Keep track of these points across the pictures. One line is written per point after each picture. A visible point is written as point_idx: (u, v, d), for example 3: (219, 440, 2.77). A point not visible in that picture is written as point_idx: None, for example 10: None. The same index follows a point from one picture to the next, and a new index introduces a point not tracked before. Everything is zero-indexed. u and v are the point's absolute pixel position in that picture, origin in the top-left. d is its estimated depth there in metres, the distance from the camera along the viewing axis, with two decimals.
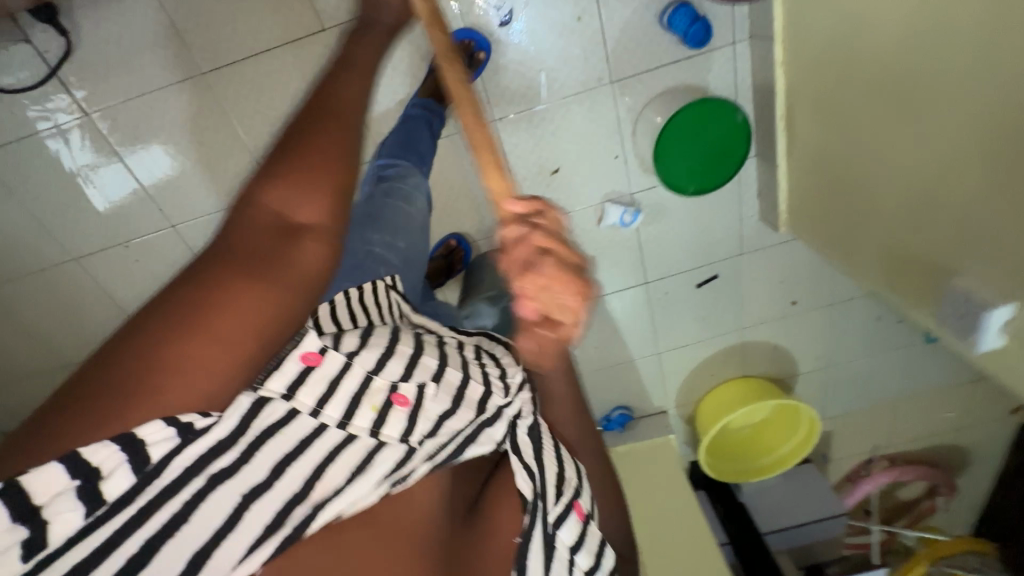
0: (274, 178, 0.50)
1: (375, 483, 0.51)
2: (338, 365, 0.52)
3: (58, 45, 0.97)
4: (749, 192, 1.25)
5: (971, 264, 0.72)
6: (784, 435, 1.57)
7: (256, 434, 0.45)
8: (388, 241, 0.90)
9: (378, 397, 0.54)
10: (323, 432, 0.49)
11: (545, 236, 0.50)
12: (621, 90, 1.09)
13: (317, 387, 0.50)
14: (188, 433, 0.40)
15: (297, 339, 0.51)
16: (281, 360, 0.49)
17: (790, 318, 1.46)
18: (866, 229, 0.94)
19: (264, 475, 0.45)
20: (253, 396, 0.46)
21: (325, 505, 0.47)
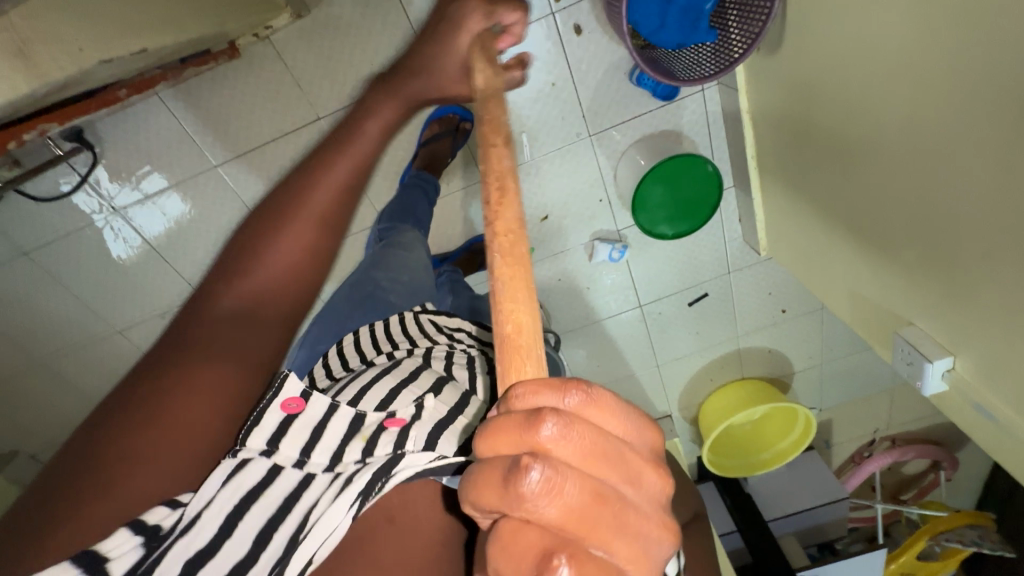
0: (234, 267, 0.52)
1: (345, 508, 0.43)
2: (323, 409, 0.50)
3: (85, 158, 1.08)
4: (730, 216, 1.33)
5: (918, 310, 0.80)
6: (781, 431, 1.66)
7: (238, 498, 0.43)
8: (392, 276, 0.86)
9: (370, 428, 0.50)
10: (310, 481, 0.46)
11: (553, 484, 0.26)
12: (600, 142, 1.17)
13: (300, 434, 0.48)
14: (155, 534, 0.39)
15: (279, 385, 0.49)
16: (260, 414, 0.47)
17: (781, 324, 1.53)
18: (833, 266, 1.02)
19: (248, 547, 0.42)
20: (233, 460, 0.44)
21: (303, 544, 0.42)
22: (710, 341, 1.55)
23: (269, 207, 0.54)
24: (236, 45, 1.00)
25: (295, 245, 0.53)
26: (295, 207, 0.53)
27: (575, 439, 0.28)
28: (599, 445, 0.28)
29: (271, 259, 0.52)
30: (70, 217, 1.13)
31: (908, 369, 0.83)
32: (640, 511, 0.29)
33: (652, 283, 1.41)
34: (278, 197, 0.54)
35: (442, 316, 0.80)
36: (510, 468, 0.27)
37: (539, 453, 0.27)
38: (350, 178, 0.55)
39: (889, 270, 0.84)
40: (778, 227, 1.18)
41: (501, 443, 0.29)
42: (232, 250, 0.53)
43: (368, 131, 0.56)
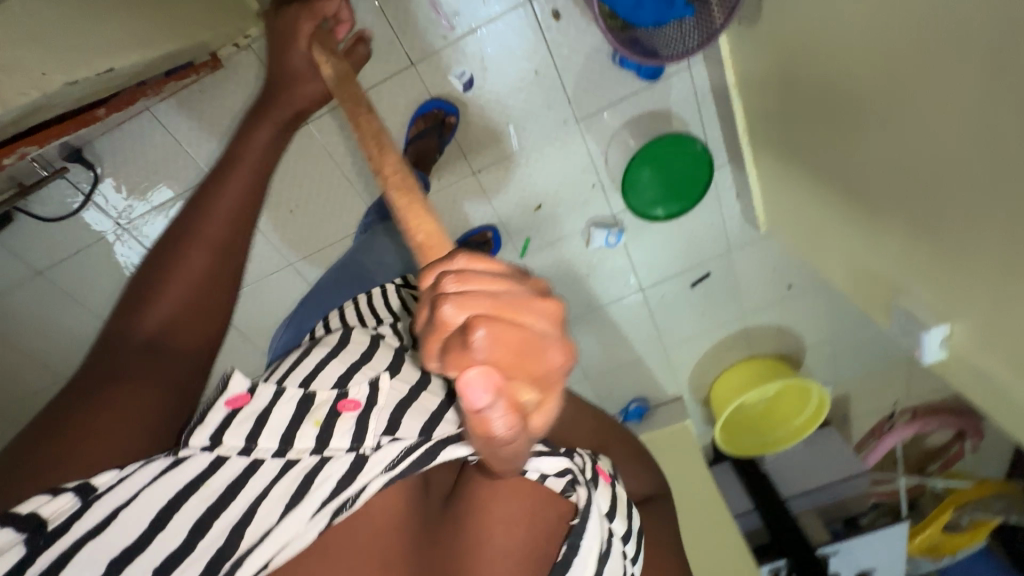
0: (143, 304, 0.60)
1: (308, 516, 0.45)
2: (268, 399, 0.52)
3: (87, 176, 1.11)
4: (727, 193, 1.31)
5: (912, 280, 0.79)
6: (796, 407, 1.63)
7: (172, 493, 0.45)
8: (379, 258, 0.88)
9: (322, 410, 0.52)
10: (257, 467, 0.48)
11: (461, 299, 0.30)
12: (587, 128, 1.16)
13: (243, 425, 0.50)
14: (39, 536, 0.41)
15: (223, 385, 0.52)
16: (204, 414, 0.50)
17: (788, 300, 1.51)
18: (832, 238, 1.00)
19: (183, 536, 0.44)
20: (171, 459, 0.47)
21: (251, 555, 0.44)
22: (716, 321, 1.54)
23: (171, 244, 0.62)
24: (218, 56, 1.01)
25: (192, 274, 0.61)
26: (187, 243, 0.62)
27: (464, 273, 0.32)
28: (489, 274, 0.32)
29: (170, 290, 0.60)
30: (80, 234, 1.16)
31: (907, 339, 0.82)
32: (526, 294, 0.31)
33: (652, 265, 1.40)
34: (177, 232, 0.63)
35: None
36: (432, 315, 0.30)
37: (446, 292, 0.30)
38: (235, 211, 0.64)
39: (884, 239, 0.83)
40: (778, 202, 1.16)
41: (423, 308, 0.32)
42: (136, 293, 0.61)
43: (247, 159, 0.66)
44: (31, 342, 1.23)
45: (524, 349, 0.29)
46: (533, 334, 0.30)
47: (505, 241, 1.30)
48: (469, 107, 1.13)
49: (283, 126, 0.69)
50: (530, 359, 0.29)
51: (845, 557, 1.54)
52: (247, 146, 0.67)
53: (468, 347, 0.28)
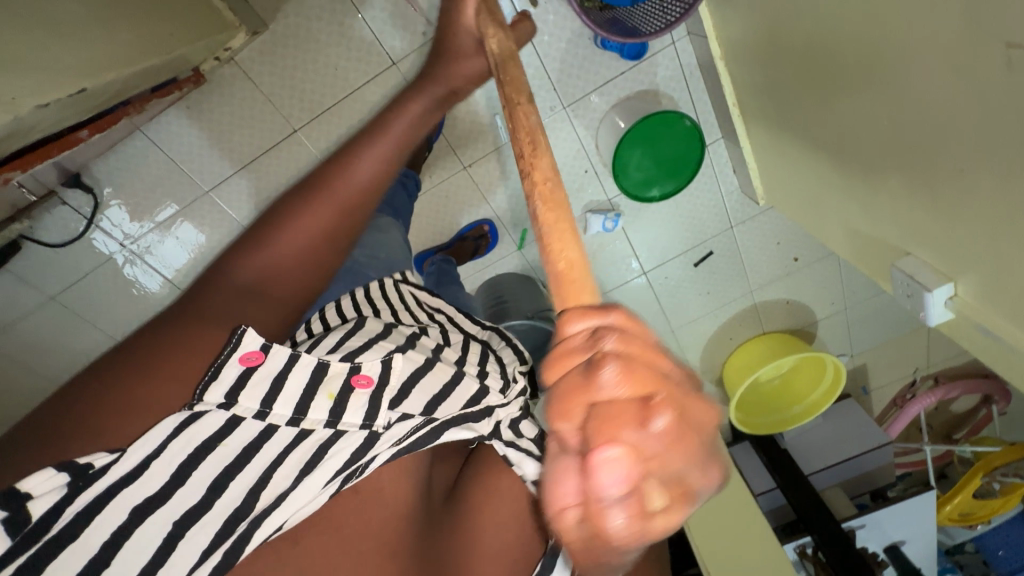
0: (243, 253, 0.57)
1: (322, 484, 0.48)
2: (284, 360, 0.49)
3: (88, 201, 1.13)
4: (722, 168, 1.29)
5: (913, 240, 0.77)
6: (812, 381, 1.59)
7: (192, 448, 0.43)
8: (370, 255, 0.89)
9: (336, 383, 0.51)
10: (272, 432, 0.47)
11: (626, 368, 0.27)
12: (575, 113, 1.15)
13: (259, 386, 0.47)
14: (87, 476, 0.39)
15: (237, 338, 0.48)
16: (219, 368, 0.46)
17: (796, 273, 1.48)
18: (832, 203, 0.98)
19: (202, 494, 0.44)
20: (188, 412, 0.44)
21: (273, 514, 0.45)
22: (722, 300, 1.52)
23: (296, 197, 0.61)
24: (200, 70, 1.02)
25: (310, 227, 0.59)
26: (316, 195, 0.60)
27: (628, 336, 0.30)
28: (652, 345, 0.30)
29: (283, 240, 0.58)
30: (86, 257, 1.19)
31: (912, 302, 0.80)
32: (687, 382, 0.30)
33: (654, 247, 1.39)
34: (307, 184, 0.62)
35: (422, 291, 0.82)
36: (588, 366, 0.27)
37: (613, 350, 0.28)
38: (368, 177, 0.63)
39: (879, 198, 0.81)
40: (776, 173, 1.14)
41: (571, 357, 0.29)
42: (250, 235, 0.59)
43: (397, 126, 0.67)
44: (49, 366, 1.26)
45: (690, 454, 0.27)
46: (700, 434, 0.28)
47: (502, 234, 1.30)
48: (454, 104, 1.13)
49: (435, 101, 0.72)
50: (696, 466, 0.27)
51: (872, 530, 1.52)
52: (401, 115, 0.68)
53: (646, 429, 0.25)
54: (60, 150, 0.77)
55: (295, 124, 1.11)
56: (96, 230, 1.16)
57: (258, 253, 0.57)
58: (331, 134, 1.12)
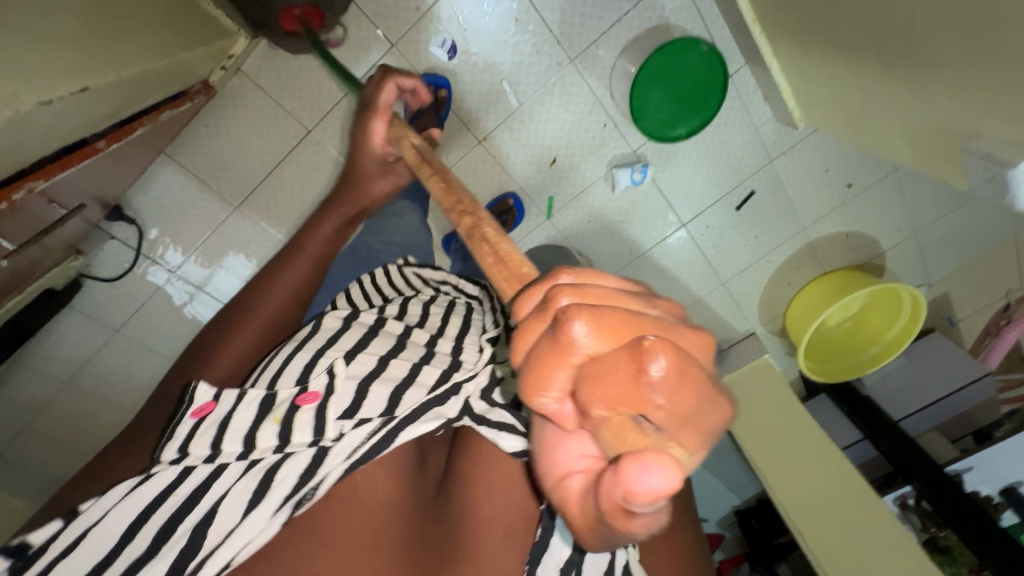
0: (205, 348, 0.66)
1: (272, 513, 0.51)
2: (231, 403, 0.57)
3: (133, 232, 1.18)
4: (751, 98, 1.21)
5: (981, 118, 0.68)
6: (887, 318, 1.45)
7: (146, 503, 0.50)
8: (386, 240, 0.91)
9: (282, 408, 0.56)
10: (222, 470, 0.53)
11: (595, 314, 0.27)
12: (583, 66, 1.11)
13: (207, 432, 0.54)
14: (27, 551, 0.47)
15: (189, 398, 0.57)
16: (174, 426, 0.55)
17: (851, 201, 1.35)
18: (881, 104, 0.88)
19: (147, 544, 0.49)
20: (142, 475, 0.52)
21: (221, 550, 0.49)
22: (773, 243, 1.42)
23: (249, 297, 0.69)
24: (209, 82, 1.04)
25: (256, 328, 0.67)
26: (245, 314, 0.67)
27: (583, 290, 0.30)
28: (608, 289, 0.30)
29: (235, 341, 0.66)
30: (139, 288, 1.25)
31: (992, 188, 0.71)
32: (674, 325, 0.29)
33: (689, 197, 1.32)
34: (253, 289, 0.70)
35: (425, 269, 0.88)
36: (550, 328, 0.28)
37: (567, 308, 0.28)
38: (291, 287, 0.71)
39: (932, 80, 0.72)
40: (812, 89, 1.05)
41: (530, 332, 0.29)
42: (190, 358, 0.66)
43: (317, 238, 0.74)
44: (122, 397, 1.32)
45: (698, 391, 0.26)
46: (701, 366, 0.27)
47: (528, 206, 1.28)
48: (457, 75, 1.11)
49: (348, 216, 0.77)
50: (709, 407, 0.26)
51: (983, 471, 1.36)
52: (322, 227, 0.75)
53: (639, 372, 0.25)
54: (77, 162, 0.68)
55: (308, 124, 1.13)
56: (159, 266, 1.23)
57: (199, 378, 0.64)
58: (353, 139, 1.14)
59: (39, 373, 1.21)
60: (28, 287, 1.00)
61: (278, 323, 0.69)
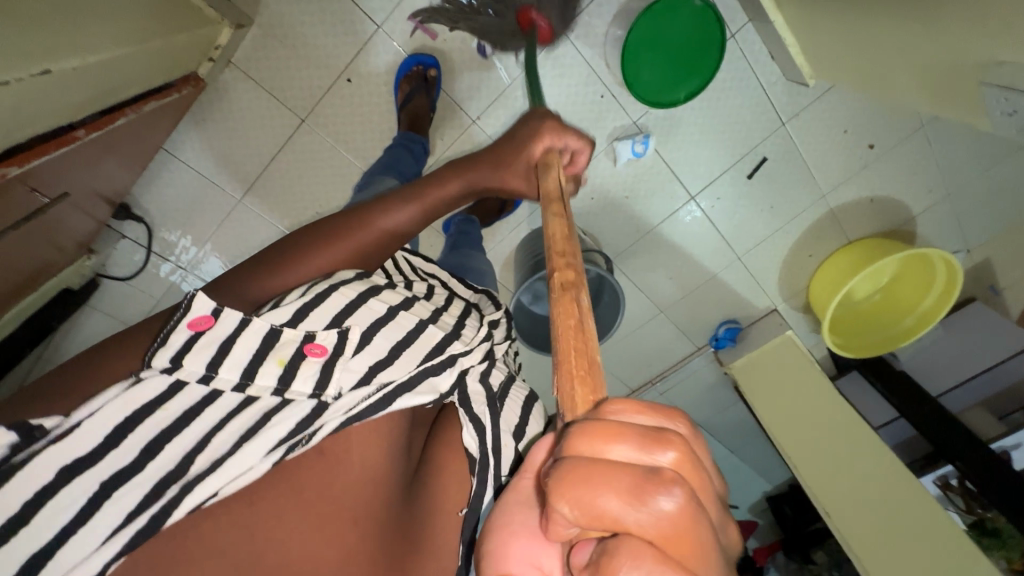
0: (282, 252, 0.56)
1: (262, 453, 0.45)
2: (233, 326, 0.48)
3: (143, 230, 1.20)
4: (758, 56, 1.14)
5: (993, 48, 0.63)
6: (919, 288, 1.35)
7: (134, 408, 0.42)
8: None
9: (287, 349, 0.49)
10: (215, 398, 0.46)
11: (688, 513, 0.25)
12: (574, 34, 1.08)
13: (204, 351, 0.46)
14: (31, 433, 0.39)
15: (188, 304, 0.48)
16: (167, 332, 0.46)
17: (874, 163, 1.25)
18: (887, 46, 0.83)
19: (135, 456, 0.42)
20: (133, 377, 0.44)
21: (206, 482, 0.42)
22: (791, 212, 1.34)
23: (349, 218, 0.60)
24: (197, 76, 1.03)
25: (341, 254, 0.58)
26: (342, 237, 0.58)
27: (694, 466, 0.27)
28: (710, 487, 0.28)
29: (318, 258, 0.56)
30: (154, 285, 1.28)
31: (1014, 122, 0.66)
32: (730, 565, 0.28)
33: (695, 167, 1.26)
34: (354, 212, 0.61)
35: (419, 257, 0.81)
36: (645, 477, 0.25)
37: (672, 473, 0.26)
38: (393, 229, 0.62)
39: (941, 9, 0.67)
40: (819, 43, 1.00)
41: (618, 439, 0.27)
42: (284, 243, 0.57)
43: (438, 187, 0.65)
44: None
45: None
46: None
47: None
48: (446, 53, 1.12)
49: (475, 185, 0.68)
50: None
51: None
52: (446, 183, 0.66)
53: None
54: (61, 147, 0.63)
55: (302, 113, 1.13)
56: (178, 264, 1.27)
57: (275, 276, 0.54)
58: (354, 136, 1.18)
59: None
60: (43, 284, 1.02)
61: (366, 260, 0.61)
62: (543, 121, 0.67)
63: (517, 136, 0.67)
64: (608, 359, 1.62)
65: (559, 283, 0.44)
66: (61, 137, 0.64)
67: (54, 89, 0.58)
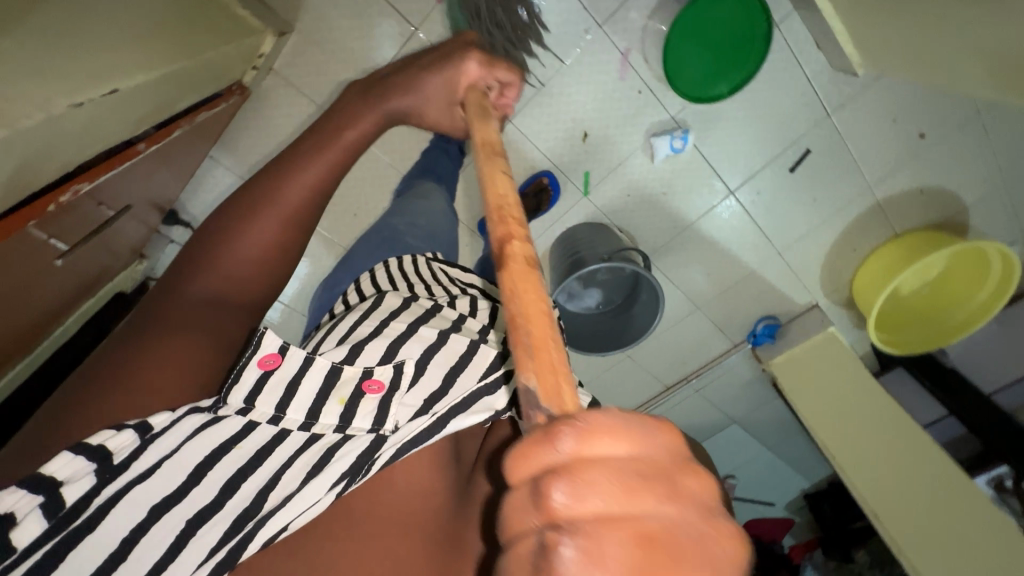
0: (211, 242, 0.61)
1: (327, 487, 0.45)
2: (299, 364, 0.51)
3: (188, 234, 1.24)
4: (802, 45, 1.10)
5: None
6: (970, 283, 1.30)
7: (211, 449, 0.46)
8: (412, 222, 0.90)
9: (347, 389, 0.51)
10: (284, 437, 0.49)
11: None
12: (613, 28, 1.06)
13: (274, 391, 0.49)
14: (110, 466, 0.42)
15: (259, 343, 0.52)
16: (239, 371, 0.49)
17: (922, 153, 1.18)
18: (944, 32, 0.80)
19: (215, 494, 0.45)
20: (211, 415, 0.47)
21: (277, 516, 0.44)
22: (834, 205, 1.29)
23: (262, 192, 0.64)
24: (243, 84, 1.06)
25: (267, 228, 0.63)
26: (267, 205, 0.63)
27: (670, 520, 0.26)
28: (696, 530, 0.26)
29: (248, 239, 0.62)
30: None
31: None
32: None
33: (735, 160, 1.24)
34: (266, 180, 0.65)
35: (453, 267, 0.82)
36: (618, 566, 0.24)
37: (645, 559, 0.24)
38: (316, 184, 0.65)
39: None
40: (871, 30, 0.96)
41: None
42: (210, 234, 0.62)
43: (345, 139, 0.67)
44: None
45: None
46: None
47: (564, 182, 1.26)
48: None
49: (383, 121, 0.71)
50: None
51: None
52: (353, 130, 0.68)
53: None
54: (124, 163, 0.65)
55: None
56: None
57: (208, 267, 0.60)
58: (393, 138, 1.18)
59: None
60: (100, 289, 1.08)
61: (296, 229, 0.65)
62: (467, 51, 0.70)
63: (423, 69, 0.71)
64: (640, 355, 1.61)
65: (521, 257, 0.41)
66: (124, 152, 0.66)
67: (121, 109, 0.60)
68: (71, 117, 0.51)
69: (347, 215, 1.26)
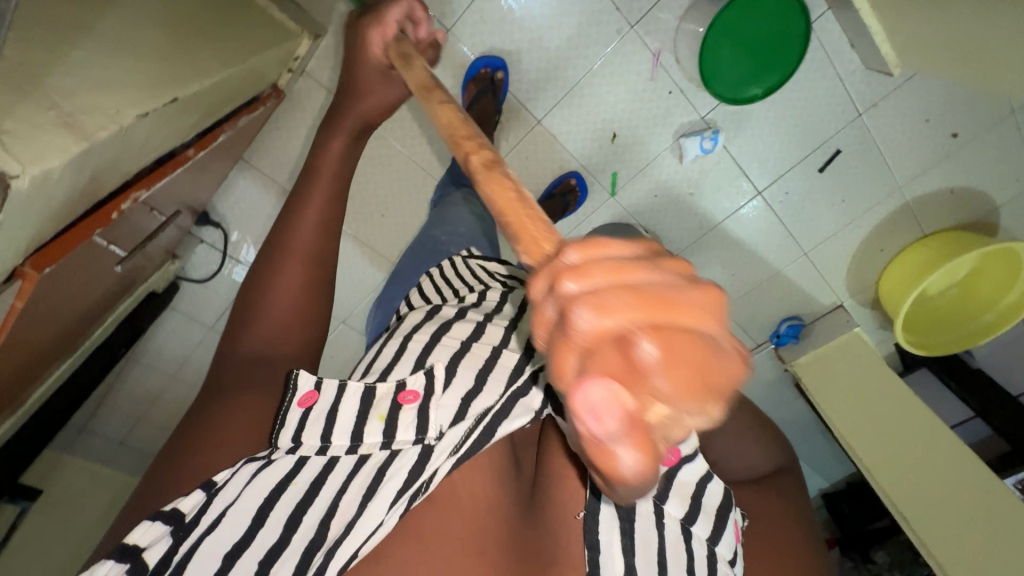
0: (243, 312, 0.60)
1: (388, 506, 0.47)
2: (334, 394, 0.53)
3: (219, 234, 1.25)
4: (836, 46, 1.10)
5: None
6: (1001, 284, 1.27)
7: (269, 490, 0.48)
8: (451, 230, 0.91)
9: (384, 404, 0.53)
10: (334, 464, 0.50)
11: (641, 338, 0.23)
12: (646, 29, 1.07)
13: (316, 426, 0.51)
14: (182, 523, 0.45)
15: (294, 384, 0.53)
16: (283, 414, 0.51)
17: (956, 153, 1.17)
18: (986, 36, 0.79)
19: (280, 532, 0.46)
20: (264, 461, 0.49)
21: (345, 543, 0.45)
22: (862, 206, 1.28)
23: (276, 245, 0.63)
24: (278, 86, 1.06)
25: (293, 279, 0.61)
26: (284, 257, 0.61)
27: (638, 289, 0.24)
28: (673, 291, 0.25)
29: (278, 297, 0.60)
30: (228, 286, 1.33)
31: None
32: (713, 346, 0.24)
33: (764, 161, 1.23)
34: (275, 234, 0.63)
35: (491, 261, 0.81)
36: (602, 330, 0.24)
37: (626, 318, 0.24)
38: (326, 214, 0.65)
39: None
40: (910, 30, 0.95)
41: (618, 390, 0.22)
42: (241, 308, 0.61)
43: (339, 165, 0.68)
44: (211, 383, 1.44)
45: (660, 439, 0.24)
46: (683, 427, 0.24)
47: (591, 183, 1.27)
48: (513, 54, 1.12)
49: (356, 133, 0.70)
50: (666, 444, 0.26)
51: None
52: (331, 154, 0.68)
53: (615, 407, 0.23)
54: (174, 170, 0.65)
55: None
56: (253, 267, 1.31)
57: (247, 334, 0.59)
58: (423, 139, 1.19)
59: (151, 367, 1.35)
60: (136, 290, 1.09)
61: (318, 266, 0.63)
62: (358, 22, 0.71)
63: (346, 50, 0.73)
64: None
65: (484, 165, 0.42)
66: (175, 157, 0.67)
67: (178, 116, 0.61)
68: (138, 127, 0.52)
69: (374, 215, 1.28)
